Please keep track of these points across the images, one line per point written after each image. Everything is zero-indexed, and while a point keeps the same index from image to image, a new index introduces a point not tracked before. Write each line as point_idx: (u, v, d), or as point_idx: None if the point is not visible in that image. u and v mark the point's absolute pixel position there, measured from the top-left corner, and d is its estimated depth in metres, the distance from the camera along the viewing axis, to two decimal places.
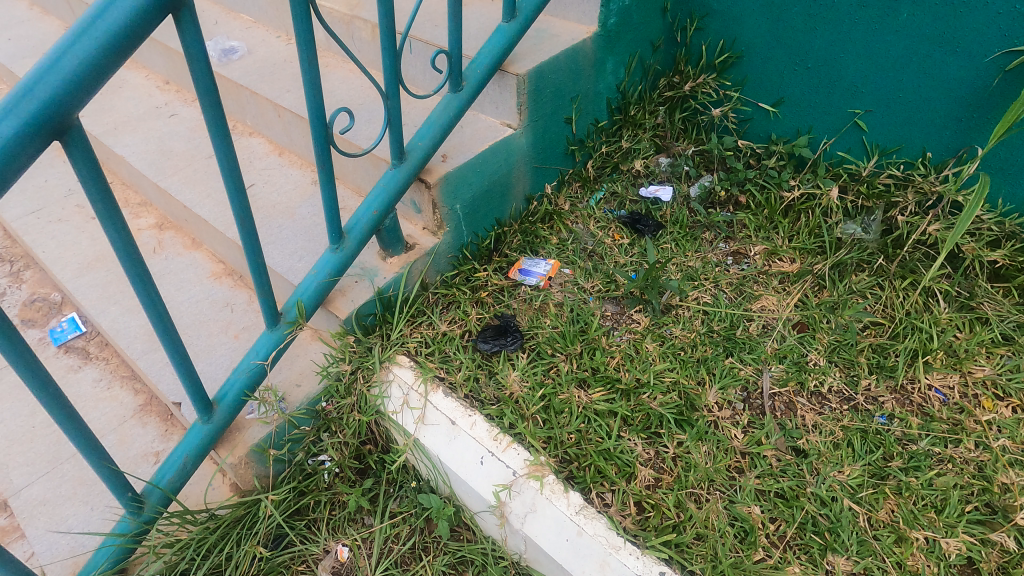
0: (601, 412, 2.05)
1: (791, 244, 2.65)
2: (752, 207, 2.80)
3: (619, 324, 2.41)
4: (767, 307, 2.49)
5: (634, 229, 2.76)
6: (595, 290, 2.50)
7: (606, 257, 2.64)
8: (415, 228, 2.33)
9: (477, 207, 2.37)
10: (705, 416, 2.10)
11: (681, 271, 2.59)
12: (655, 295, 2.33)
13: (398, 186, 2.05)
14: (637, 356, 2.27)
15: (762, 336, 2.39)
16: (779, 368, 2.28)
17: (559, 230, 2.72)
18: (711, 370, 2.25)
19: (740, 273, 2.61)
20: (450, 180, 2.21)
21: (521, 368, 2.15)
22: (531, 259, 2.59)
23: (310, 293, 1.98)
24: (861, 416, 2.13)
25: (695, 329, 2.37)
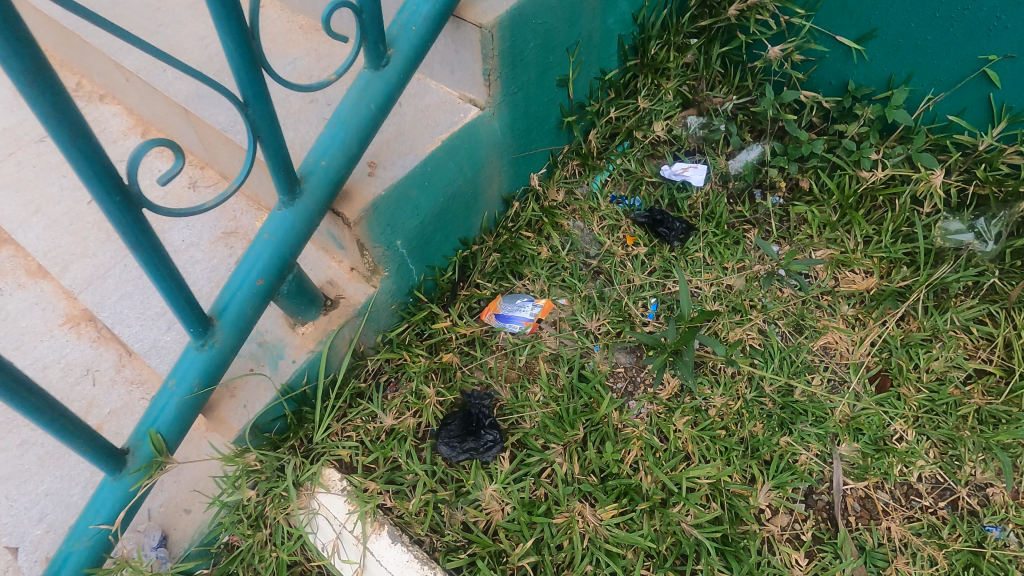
0: (615, 550, 1.45)
1: (871, 253, 1.93)
2: (819, 194, 2.01)
3: (635, 386, 1.74)
4: (833, 348, 1.85)
5: (654, 234, 2.00)
6: (602, 333, 1.80)
7: (617, 278, 1.91)
8: (339, 271, 1.55)
9: (431, 234, 1.60)
10: (756, 536, 1.53)
11: (721, 300, 1.89)
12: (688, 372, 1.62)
13: (293, 235, 1.27)
14: (663, 443, 1.65)
15: (830, 396, 1.76)
16: (854, 447, 1.67)
17: (551, 237, 1.95)
18: (762, 459, 1.65)
19: (798, 297, 1.91)
20: (382, 208, 1.41)
21: (502, 480, 1.52)
22: (511, 296, 1.83)
23: (169, 414, 1.27)
24: (966, 525, 1.57)
25: (742, 396, 1.71)
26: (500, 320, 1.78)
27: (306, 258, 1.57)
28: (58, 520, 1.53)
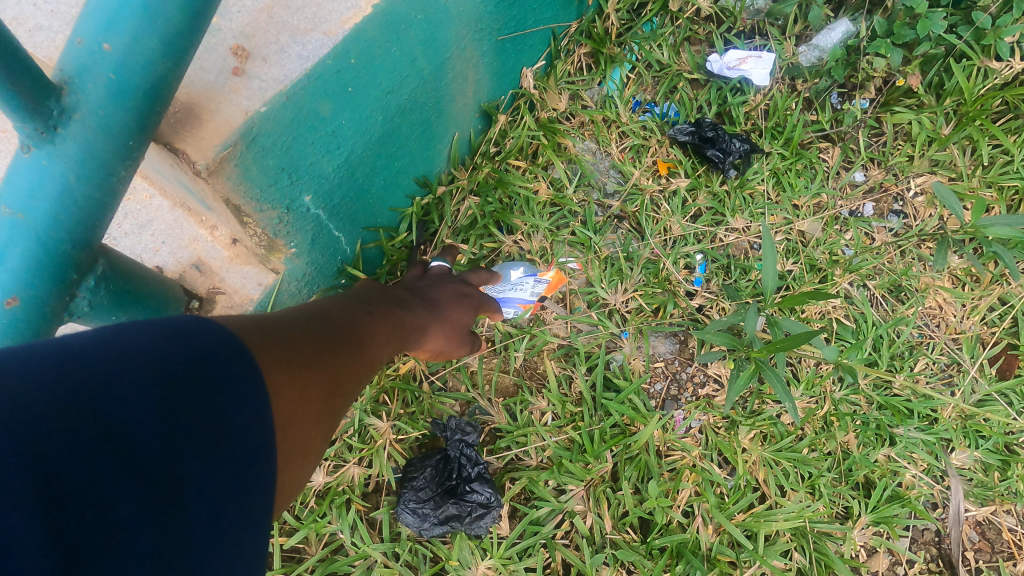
0: None
1: (996, 182, 1.38)
2: (926, 97, 1.42)
3: (681, 386, 1.22)
4: (938, 314, 1.35)
5: (700, 158, 1.39)
6: (632, 312, 1.25)
7: (649, 227, 1.32)
8: (211, 245, 0.90)
9: (371, 178, 0.95)
10: None
11: (794, 257, 1.36)
12: (787, 394, 1.05)
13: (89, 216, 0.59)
14: (724, 470, 1.16)
15: (937, 385, 1.29)
16: (973, 457, 1.23)
17: (551, 167, 1.32)
18: (857, 483, 1.19)
19: (896, 246, 1.37)
20: (265, 141, 0.76)
21: (500, 556, 1.02)
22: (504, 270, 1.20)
23: None
24: None
25: (831, 397, 1.21)
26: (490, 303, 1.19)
27: (153, 226, 0.88)
28: None
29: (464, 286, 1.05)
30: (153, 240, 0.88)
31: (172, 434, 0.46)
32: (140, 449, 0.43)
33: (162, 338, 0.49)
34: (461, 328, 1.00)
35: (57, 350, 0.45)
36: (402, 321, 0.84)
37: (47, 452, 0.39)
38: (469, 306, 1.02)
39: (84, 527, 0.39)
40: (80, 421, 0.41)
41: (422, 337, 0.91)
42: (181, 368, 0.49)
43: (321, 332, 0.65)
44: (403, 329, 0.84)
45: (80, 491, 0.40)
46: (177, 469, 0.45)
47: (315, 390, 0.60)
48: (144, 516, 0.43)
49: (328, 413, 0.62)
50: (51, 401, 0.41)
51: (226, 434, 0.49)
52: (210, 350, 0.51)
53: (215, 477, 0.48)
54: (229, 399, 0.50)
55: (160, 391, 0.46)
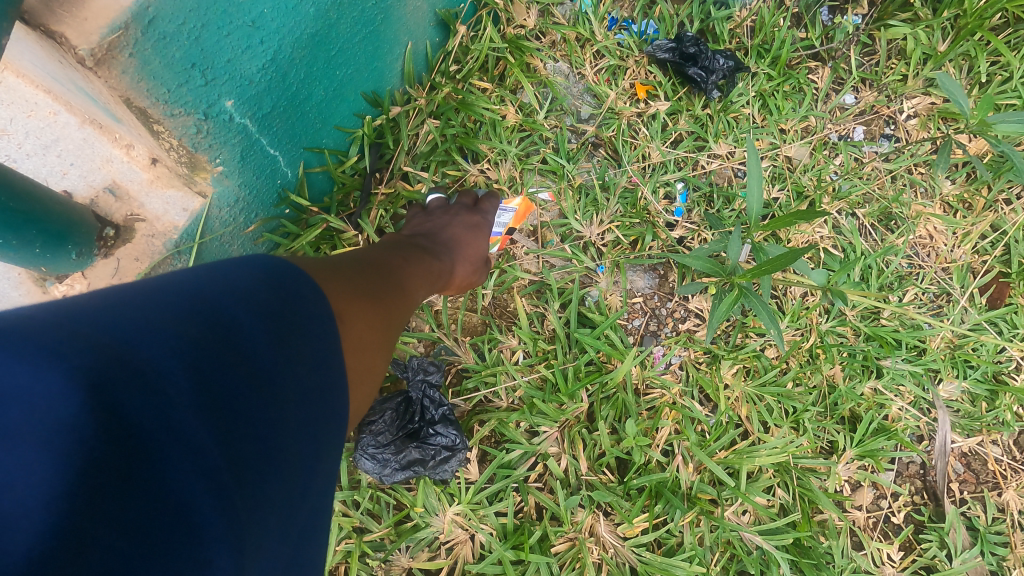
0: None
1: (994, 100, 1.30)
2: (923, 10, 1.31)
3: (661, 322, 1.14)
4: (929, 244, 1.28)
5: (681, 79, 1.28)
6: (608, 244, 1.16)
7: (627, 153, 1.22)
8: (129, 167, 0.74)
9: (306, 85, 0.83)
10: (836, 532, 1.06)
11: (780, 184, 1.27)
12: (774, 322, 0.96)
13: None
14: (705, 407, 1.11)
15: (928, 316, 1.23)
16: (960, 388, 1.19)
17: (520, 89, 1.21)
18: (842, 417, 1.14)
19: (886, 171, 1.29)
20: (165, 30, 0.64)
21: (468, 502, 0.96)
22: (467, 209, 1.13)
23: None
24: None
25: (817, 330, 1.15)
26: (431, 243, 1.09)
27: (59, 147, 0.69)
28: None
29: (469, 218, 1.01)
30: (59, 161, 0.72)
31: (286, 359, 0.49)
32: (267, 371, 0.47)
33: (261, 275, 0.51)
34: (481, 259, 1.02)
35: (179, 290, 0.47)
36: (432, 268, 0.85)
37: (201, 375, 0.43)
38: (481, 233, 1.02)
39: (240, 442, 0.44)
40: (218, 347, 0.45)
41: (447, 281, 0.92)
42: (277, 304, 0.50)
43: (371, 272, 0.67)
44: (431, 270, 0.86)
45: (230, 411, 0.44)
46: (296, 395, 0.49)
47: (374, 321, 0.61)
48: (276, 435, 0.47)
49: (387, 343, 0.64)
50: (191, 330, 0.44)
51: (320, 364, 0.52)
52: (297, 287, 0.53)
53: (317, 404, 0.50)
54: (319, 332, 0.52)
55: (269, 323, 0.49)
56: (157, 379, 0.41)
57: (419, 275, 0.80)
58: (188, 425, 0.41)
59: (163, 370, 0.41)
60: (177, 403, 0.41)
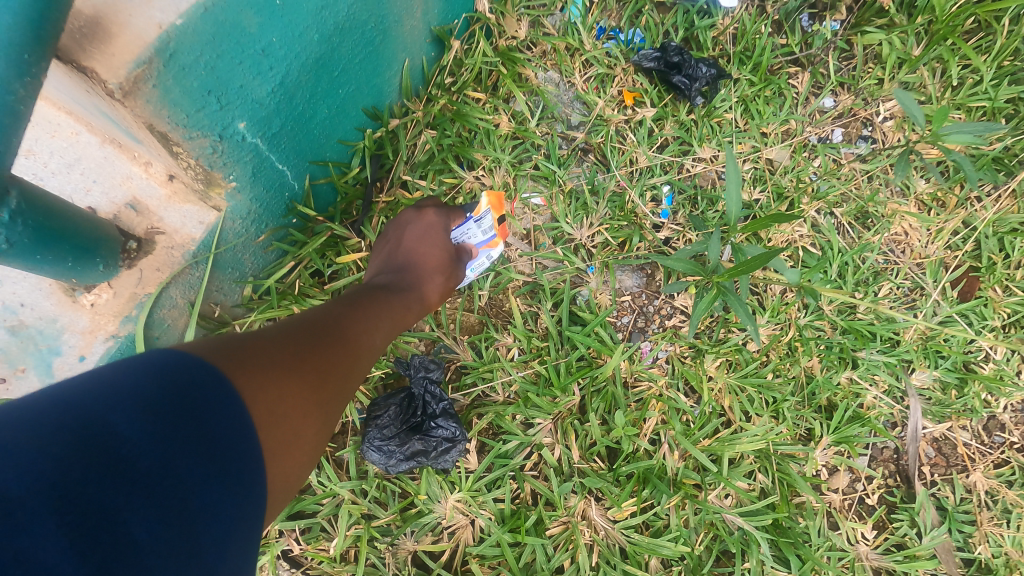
0: (636, 563, 1.03)
1: (965, 103, 1.36)
2: (897, 17, 1.38)
3: (649, 319, 1.21)
4: (903, 240, 1.35)
5: (666, 86, 1.34)
6: (599, 246, 1.23)
7: (615, 159, 1.28)
8: (147, 183, 0.83)
9: (311, 104, 0.89)
10: (814, 514, 1.13)
11: (761, 185, 1.34)
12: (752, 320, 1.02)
13: None
14: (690, 398, 1.17)
15: (903, 310, 1.30)
16: (931, 376, 1.26)
17: (513, 99, 1.27)
18: (820, 405, 1.21)
19: (863, 172, 1.36)
20: (184, 60, 0.70)
21: (469, 489, 1.02)
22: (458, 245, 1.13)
23: None
24: None
25: (796, 324, 1.22)
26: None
27: (82, 164, 0.80)
28: None
29: (431, 243, 1.03)
30: (83, 179, 0.81)
31: (172, 458, 0.47)
32: (148, 474, 0.45)
33: (150, 375, 0.50)
34: (449, 270, 1.05)
35: (51, 406, 0.45)
36: (392, 311, 0.87)
37: (67, 489, 0.41)
38: (440, 241, 1.05)
39: (112, 555, 0.41)
40: (93, 458, 0.43)
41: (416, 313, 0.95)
42: (165, 403, 0.49)
43: (302, 340, 0.67)
44: (390, 303, 0.88)
45: (101, 524, 0.41)
46: (184, 492, 0.47)
47: (297, 396, 0.61)
48: (161, 538, 0.44)
49: (317, 412, 0.64)
50: (61, 445, 0.43)
51: (218, 453, 0.50)
52: (191, 381, 0.52)
53: (211, 493, 0.48)
54: (213, 422, 0.51)
55: (152, 422, 0.47)
56: (12, 503, 0.38)
57: (370, 322, 0.81)
58: (44, 550, 0.38)
59: (20, 492, 0.39)
60: (31, 527, 0.38)
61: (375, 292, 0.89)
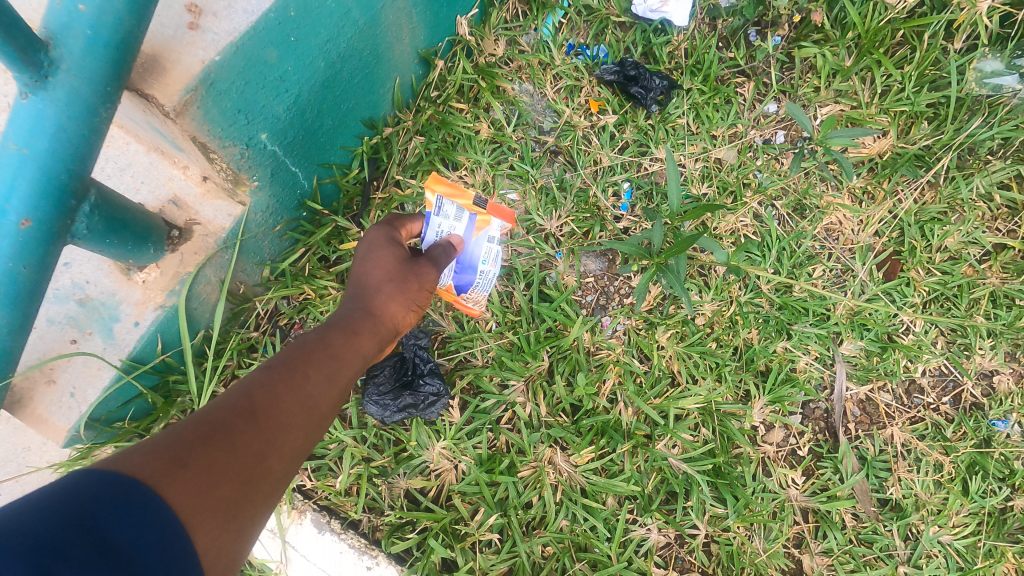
0: (594, 499, 1.23)
1: (890, 108, 1.55)
2: (830, 32, 1.56)
3: (609, 297, 1.41)
4: (837, 229, 1.54)
5: (626, 95, 1.53)
6: (566, 235, 1.42)
7: (581, 159, 1.48)
8: (185, 183, 1.04)
9: (319, 118, 1.09)
10: (750, 461, 1.33)
11: (709, 181, 1.52)
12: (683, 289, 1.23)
13: (76, 145, 0.78)
14: (644, 364, 1.36)
15: (834, 289, 1.48)
16: (857, 346, 1.44)
17: (491, 108, 1.46)
18: (757, 370, 1.40)
19: (800, 169, 1.54)
20: (220, 86, 0.90)
21: (452, 437, 1.22)
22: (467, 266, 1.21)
23: None
24: (970, 417, 1.42)
25: (736, 300, 1.41)
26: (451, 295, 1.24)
27: (132, 168, 1.01)
28: None
29: (388, 260, 0.98)
30: (133, 180, 1.02)
31: None
32: None
33: (45, 501, 0.50)
34: (408, 283, 0.97)
35: None
36: (340, 354, 0.83)
37: None
38: (391, 251, 1.00)
39: None
40: None
41: (377, 341, 0.91)
42: (61, 527, 0.49)
43: (226, 419, 0.66)
44: (340, 340, 0.86)
45: None
46: None
47: (218, 485, 0.60)
48: None
49: (242, 495, 0.63)
50: None
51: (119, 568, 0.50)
52: (95, 495, 0.52)
53: None
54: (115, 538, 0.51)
55: (43, 553, 0.47)
56: None
57: (312, 371, 0.78)
58: None
59: None
60: None
61: (322, 333, 0.85)
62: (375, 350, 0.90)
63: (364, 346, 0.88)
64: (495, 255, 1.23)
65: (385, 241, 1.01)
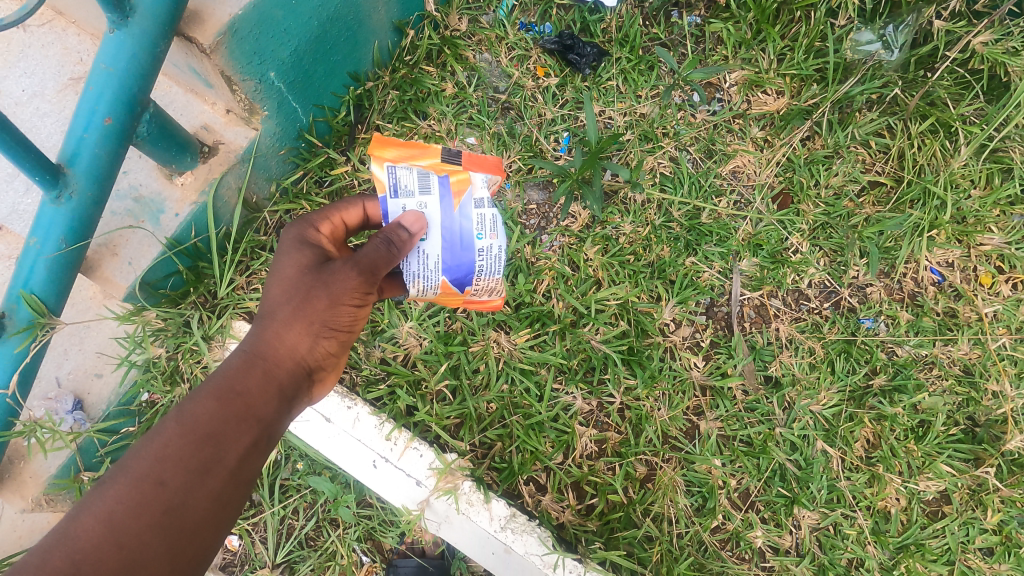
0: (528, 368, 1.55)
1: (784, 72, 1.88)
2: (736, 11, 1.90)
3: (548, 221, 1.75)
4: (742, 171, 1.86)
5: (565, 62, 1.87)
6: (513, 171, 1.76)
7: (527, 113, 1.82)
8: (214, 115, 1.42)
9: (313, 66, 1.45)
10: (659, 346, 1.64)
11: (632, 130, 1.83)
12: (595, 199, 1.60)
13: (143, 68, 1.13)
14: (574, 272, 1.69)
15: (734, 218, 1.80)
16: (753, 263, 1.75)
17: (455, 71, 1.81)
18: (668, 279, 1.72)
19: (710, 122, 1.87)
20: (241, 33, 1.24)
21: (417, 318, 1.54)
22: (452, 243, 1.16)
23: (41, 276, 1.18)
24: (843, 318, 1.74)
25: (652, 223, 1.73)
26: (452, 282, 1.20)
27: (173, 104, 1.42)
28: None
29: (279, 303, 1.08)
30: (176, 112, 1.41)
31: None
32: None
33: None
34: (309, 297, 1.07)
35: None
36: (214, 440, 0.93)
37: None
38: (289, 269, 1.10)
39: None
40: None
41: (267, 401, 1.02)
42: None
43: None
44: (217, 419, 0.95)
45: None
46: None
47: None
48: None
49: None
50: None
51: None
52: None
53: None
54: None
55: None
56: None
57: (171, 476, 0.88)
58: None
59: None
60: None
61: (187, 424, 0.93)
62: (269, 409, 1.02)
63: (244, 416, 0.98)
64: (488, 219, 1.17)
65: (284, 276, 1.09)
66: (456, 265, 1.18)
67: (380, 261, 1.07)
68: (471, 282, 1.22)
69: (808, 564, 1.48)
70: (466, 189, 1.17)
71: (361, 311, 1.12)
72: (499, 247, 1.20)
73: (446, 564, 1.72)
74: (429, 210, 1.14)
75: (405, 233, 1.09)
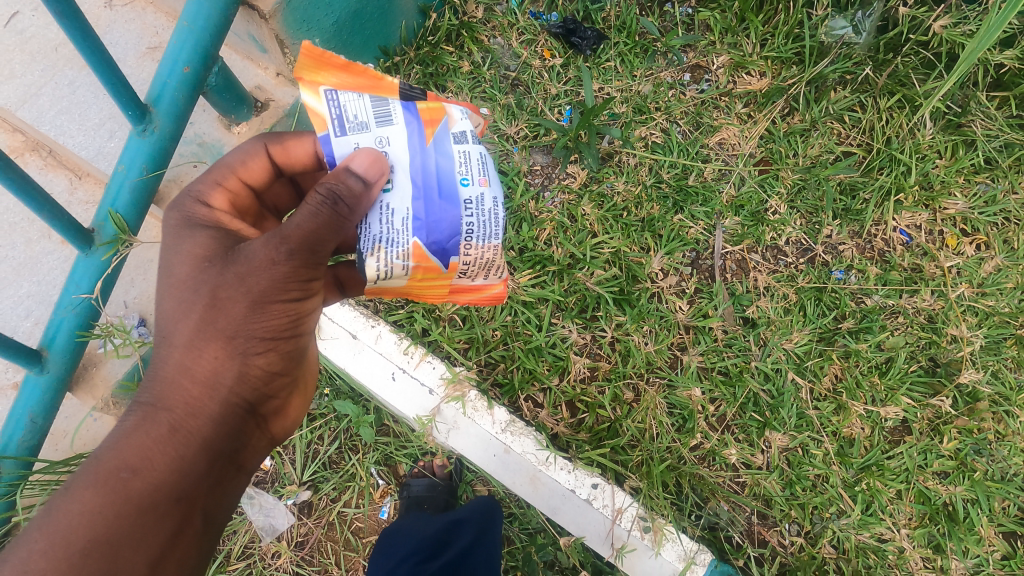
0: (530, 302, 1.77)
1: (766, 54, 2.08)
2: (722, 2, 2.12)
3: (551, 181, 1.97)
4: (727, 142, 2.05)
5: (568, 45, 2.11)
6: (520, 137, 1.99)
7: (533, 88, 2.06)
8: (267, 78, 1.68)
9: (348, 39, 1.72)
10: (647, 289, 1.84)
11: (627, 104, 2.05)
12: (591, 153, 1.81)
13: (216, 27, 1.39)
14: (573, 224, 1.90)
15: (717, 182, 1.99)
16: (735, 221, 1.93)
17: (471, 52, 2.07)
18: (657, 232, 1.91)
19: (698, 99, 2.09)
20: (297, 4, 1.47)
21: None
22: (422, 184, 1.08)
23: (126, 197, 1.43)
24: (817, 271, 1.92)
25: (643, 183, 1.95)
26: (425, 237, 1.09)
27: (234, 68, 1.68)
28: (44, 315, 1.73)
29: (178, 336, 1.04)
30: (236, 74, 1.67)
31: None
32: None
33: None
34: (214, 311, 1.02)
35: None
36: (105, 542, 0.94)
37: None
38: (186, 276, 1.05)
39: None
40: None
41: (167, 471, 1.01)
42: None
43: None
44: (100, 512, 0.95)
45: None
46: None
47: None
48: None
49: None
50: None
51: None
52: None
53: None
54: None
55: None
56: None
57: None
58: None
59: None
60: None
61: (66, 532, 0.93)
62: (167, 478, 1.00)
63: (134, 503, 0.97)
64: (465, 159, 1.11)
65: (182, 296, 1.04)
66: (429, 217, 1.08)
67: (317, 223, 1.00)
68: (451, 238, 1.11)
69: (776, 478, 1.68)
70: (436, 123, 1.11)
71: (291, 308, 1.06)
72: (480, 192, 1.11)
73: (453, 485, 1.91)
74: (389, 146, 1.07)
75: (355, 181, 0.99)
